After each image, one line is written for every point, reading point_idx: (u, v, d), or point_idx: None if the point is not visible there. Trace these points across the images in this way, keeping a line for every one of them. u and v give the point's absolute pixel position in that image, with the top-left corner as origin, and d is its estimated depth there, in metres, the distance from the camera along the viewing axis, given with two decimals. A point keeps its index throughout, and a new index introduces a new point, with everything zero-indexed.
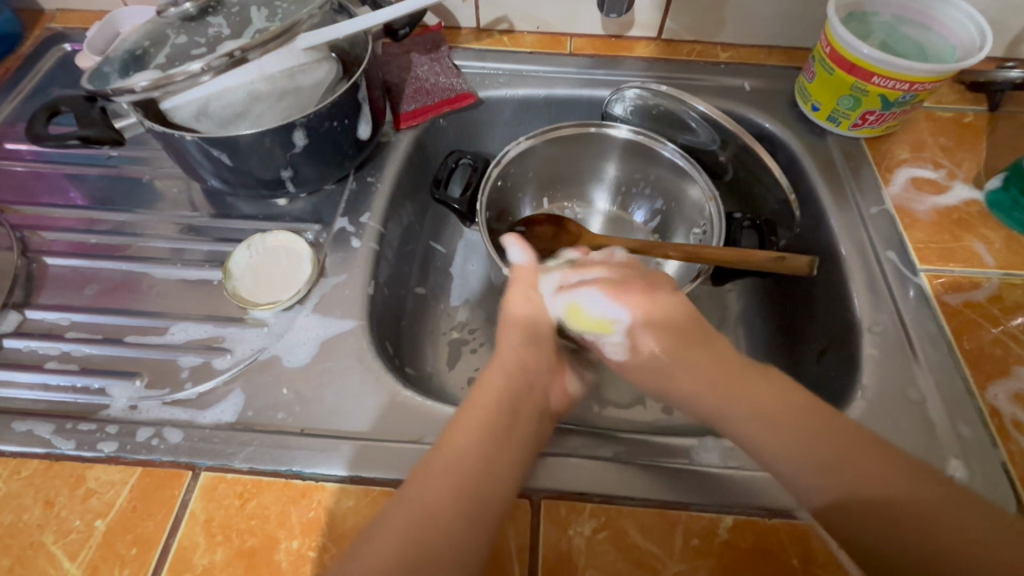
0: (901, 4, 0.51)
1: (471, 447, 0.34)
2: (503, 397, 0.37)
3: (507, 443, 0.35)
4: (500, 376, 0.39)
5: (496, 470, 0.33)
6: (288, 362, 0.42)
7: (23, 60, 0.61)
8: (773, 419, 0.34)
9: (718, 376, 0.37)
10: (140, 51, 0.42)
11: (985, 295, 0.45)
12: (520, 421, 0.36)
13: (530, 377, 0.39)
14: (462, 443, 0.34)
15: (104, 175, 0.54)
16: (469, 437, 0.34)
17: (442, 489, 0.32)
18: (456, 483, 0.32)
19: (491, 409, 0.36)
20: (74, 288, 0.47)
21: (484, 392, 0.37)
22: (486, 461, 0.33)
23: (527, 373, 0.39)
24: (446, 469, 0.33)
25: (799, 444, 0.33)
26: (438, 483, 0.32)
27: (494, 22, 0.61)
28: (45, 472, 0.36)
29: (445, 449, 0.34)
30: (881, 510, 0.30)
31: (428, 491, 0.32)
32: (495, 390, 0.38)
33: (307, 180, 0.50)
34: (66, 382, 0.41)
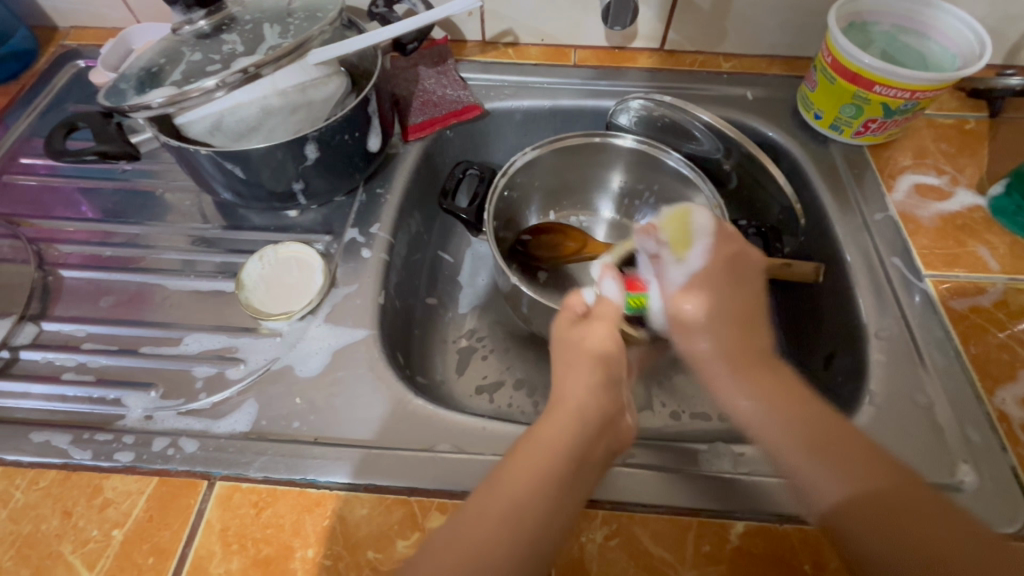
0: (901, 13, 0.52)
1: (528, 500, 0.32)
2: (570, 448, 0.34)
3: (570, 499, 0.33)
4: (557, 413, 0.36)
5: (555, 524, 0.32)
6: (301, 371, 0.43)
7: (38, 76, 0.62)
8: (787, 423, 0.35)
9: (746, 366, 0.38)
10: (156, 68, 0.43)
11: (991, 300, 0.45)
12: (586, 474, 0.34)
13: (604, 421, 0.36)
14: (521, 492, 0.32)
15: (118, 188, 0.55)
16: (524, 489, 0.32)
17: (488, 547, 0.30)
18: (506, 542, 0.31)
19: (560, 457, 0.34)
20: (90, 300, 0.48)
21: (549, 437, 0.35)
22: (542, 524, 0.31)
23: (601, 416, 0.36)
24: (502, 512, 0.31)
25: (808, 445, 0.34)
26: (489, 532, 0.31)
27: (499, 35, 0.62)
28: (63, 482, 0.37)
29: (493, 499, 0.32)
30: (892, 520, 0.30)
31: (472, 543, 0.31)
32: (556, 441, 0.34)
33: (318, 193, 0.51)
34: (83, 394, 0.42)
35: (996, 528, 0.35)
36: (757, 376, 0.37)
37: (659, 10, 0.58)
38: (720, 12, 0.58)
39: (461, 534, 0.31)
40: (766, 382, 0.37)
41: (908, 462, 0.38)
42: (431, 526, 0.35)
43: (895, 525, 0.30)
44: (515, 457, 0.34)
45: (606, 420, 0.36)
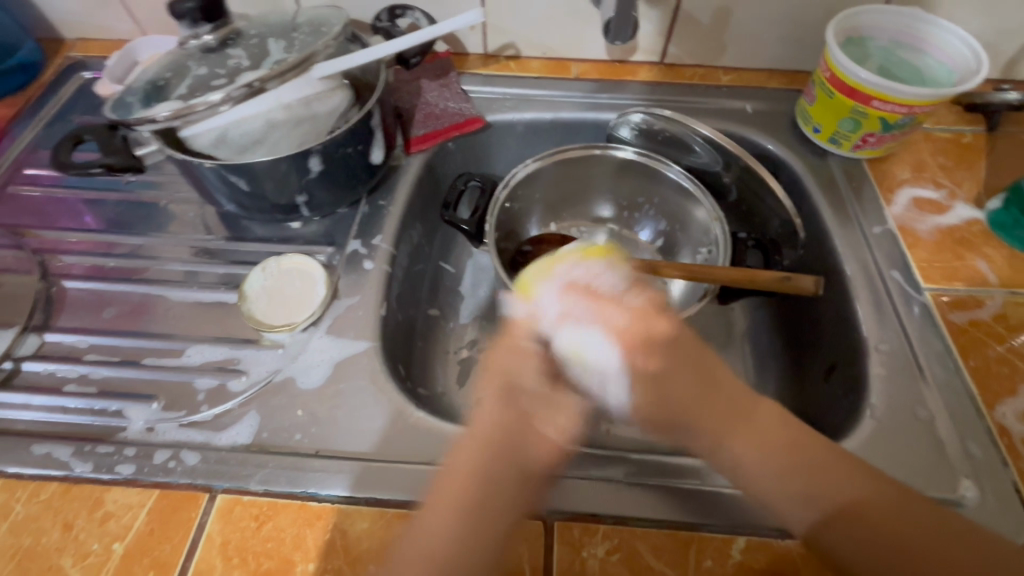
0: (898, 29, 0.53)
1: (444, 530, 0.33)
2: (478, 471, 0.34)
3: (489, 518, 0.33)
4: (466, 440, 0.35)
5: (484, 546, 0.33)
6: (302, 384, 0.43)
7: (44, 87, 0.63)
8: (777, 471, 0.35)
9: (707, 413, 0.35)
10: (162, 83, 0.44)
11: (990, 313, 0.45)
12: (504, 491, 0.34)
13: (512, 441, 0.34)
14: (439, 526, 0.33)
15: (122, 199, 0.56)
16: (443, 521, 0.33)
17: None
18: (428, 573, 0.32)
19: (464, 481, 0.34)
20: (93, 311, 0.48)
21: (460, 465, 0.34)
22: (467, 549, 0.33)
23: (506, 434, 0.35)
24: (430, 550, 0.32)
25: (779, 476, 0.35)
26: (415, 566, 0.32)
27: (501, 48, 0.63)
28: (64, 495, 0.37)
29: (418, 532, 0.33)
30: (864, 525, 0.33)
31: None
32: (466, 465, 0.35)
33: (321, 205, 0.51)
34: (85, 405, 0.42)
35: None
36: (737, 422, 0.36)
37: (659, 24, 0.59)
38: (720, 26, 0.59)
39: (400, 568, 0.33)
40: (746, 428, 0.35)
41: (909, 477, 0.38)
42: None
43: (874, 531, 0.33)
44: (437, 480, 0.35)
45: (514, 441, 0.35)
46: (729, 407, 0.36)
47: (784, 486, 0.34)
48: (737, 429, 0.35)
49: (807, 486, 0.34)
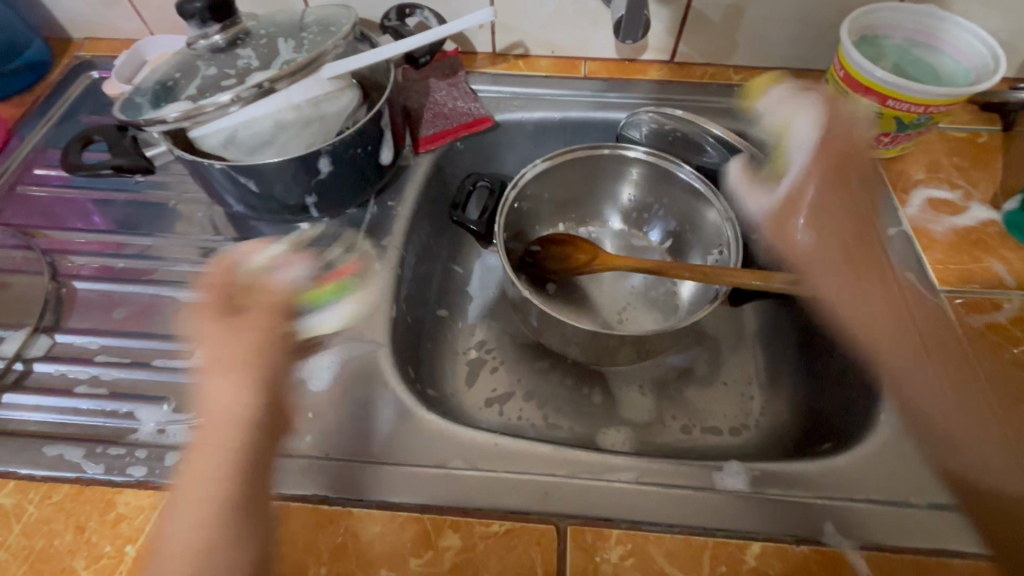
0: (914, 27, 0.52)
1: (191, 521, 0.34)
2: (224, 460, 0.36)
3: (203, 506, 0.34)
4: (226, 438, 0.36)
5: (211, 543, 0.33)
6: (313, 386, 0.43)
7: (52, 87, 0.63)
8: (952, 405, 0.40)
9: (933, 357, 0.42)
10: (171, 83, 0.44)
11: (1007, 316, 0.45)
12: (208, 476, 0.35)
13: (220, 428, 0.37)
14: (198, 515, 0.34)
15: (130, 200, 0.56)
16: (198, 504, 0.34)
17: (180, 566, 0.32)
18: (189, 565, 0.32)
19: (220, 473, 0.35)
20: (103, 312, 0.48)
21: (200, 459, 0.36)
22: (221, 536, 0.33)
23: (227, 422, 0.37)
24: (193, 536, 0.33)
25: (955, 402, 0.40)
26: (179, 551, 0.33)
27: (510, 47, 0.62)
28: (76, 497, 0.37)
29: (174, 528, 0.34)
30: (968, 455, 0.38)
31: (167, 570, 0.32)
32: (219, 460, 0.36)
33: (330, 205, 0.51)
34: (96, 407, 0.42)
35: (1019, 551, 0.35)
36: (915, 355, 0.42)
37: (670, 22, 0.58)
38: (731, 24, 0.58)
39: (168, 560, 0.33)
40: (917, 358, 0.42)
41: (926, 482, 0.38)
42: (444, 545, 0.35)
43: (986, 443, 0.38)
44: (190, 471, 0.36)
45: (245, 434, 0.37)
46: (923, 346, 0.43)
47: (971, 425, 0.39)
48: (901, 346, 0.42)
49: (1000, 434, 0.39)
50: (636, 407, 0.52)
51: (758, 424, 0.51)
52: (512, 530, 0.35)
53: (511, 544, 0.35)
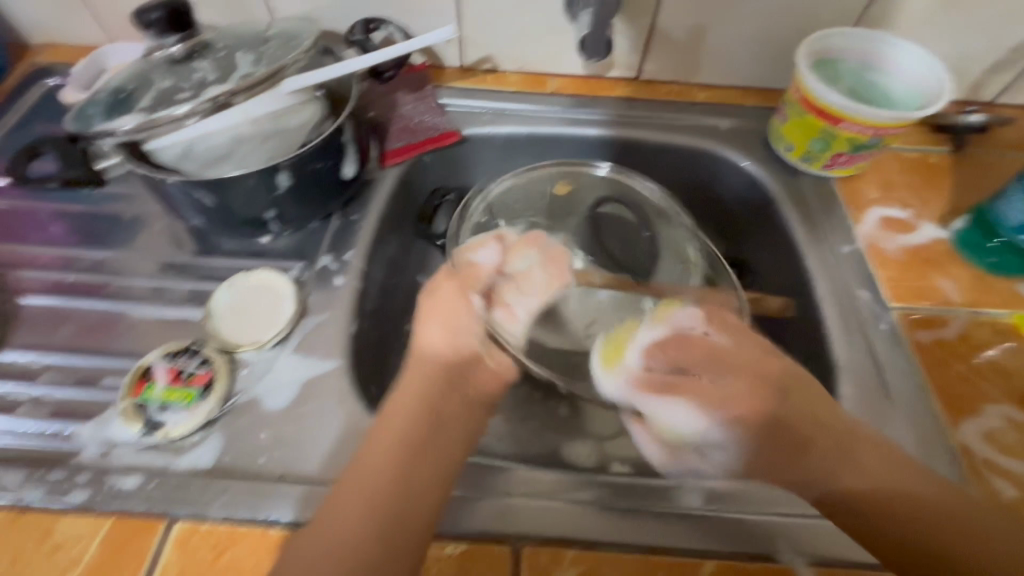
0: (866, 52, 0.54)
1: (383, 474, 0.36)
2: (422, 413, 0.39)
3: (424, 457, 0.37)
4: (405, 397, 0.40)
5: (417, 496, 0.35)
6: (268, 405, 0.42)
7: (5, 94, 0.61)
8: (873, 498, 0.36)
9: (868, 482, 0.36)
10: (126, 95, 0.43)
11: (954, 333, 0.46)
12: (439, 439, 0.38)
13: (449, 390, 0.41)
14: (371, 470, 0.36)
15: (84, 211, 0.54)
16: (377, 464, 0.36)
17: (351, 522, 0.34)
18: (373, 513, 0.34)
19: (415, 428, 0.38)
20: (50, 328, 0.46)
21: (394, 420, 0.38)
22: (392, 498, 0.35)
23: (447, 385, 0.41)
24: (369, 493, 0.35)
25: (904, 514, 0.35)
26: (347, 511, 0.34)
27: (478, 61, 0.62)
28: (12, 525, 0.35)
29: (338, 496, 0.35)
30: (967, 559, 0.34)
31: (339, 524, 0.34)
32: (405, 421, 0.38)
33: (292, 219, 0.50)
34: (38, 428, 0.40)
35: None
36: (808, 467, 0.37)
37: (636, 41, 0.59)
38: (695, 44, 0.59)
39: (325, 520, 0.34)
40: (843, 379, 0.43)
41: None
42: None
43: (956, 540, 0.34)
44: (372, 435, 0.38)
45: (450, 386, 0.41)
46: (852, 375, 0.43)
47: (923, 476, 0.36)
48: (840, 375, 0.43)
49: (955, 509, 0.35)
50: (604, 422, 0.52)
51: None
52: (466, 554, 0.35)
53: (467, 566, 0.35)
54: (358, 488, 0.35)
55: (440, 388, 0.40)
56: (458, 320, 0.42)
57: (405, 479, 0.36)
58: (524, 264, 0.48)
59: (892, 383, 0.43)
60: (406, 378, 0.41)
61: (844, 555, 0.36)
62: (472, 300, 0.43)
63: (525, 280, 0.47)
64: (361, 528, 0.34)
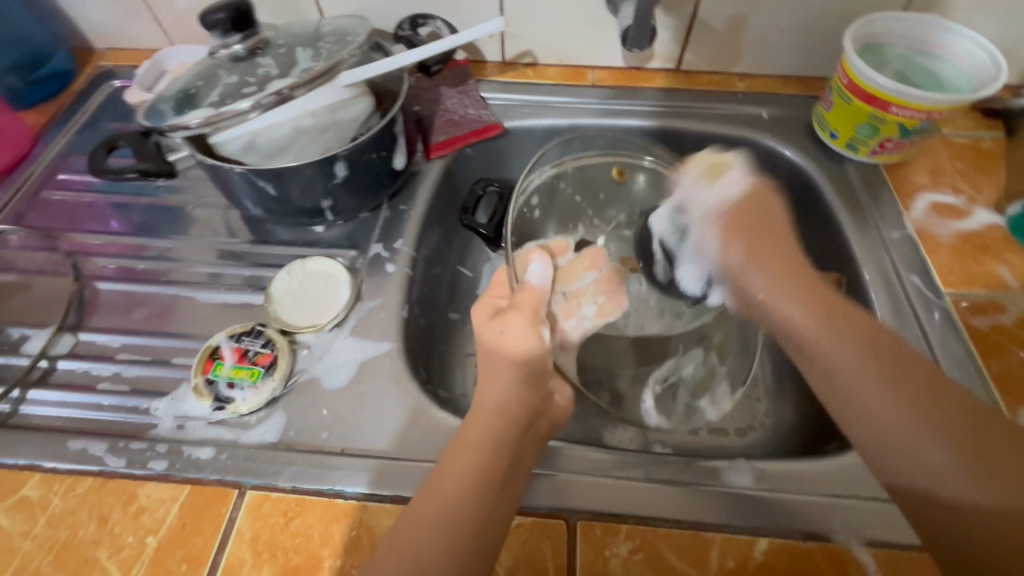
0: (914, 36, 0.53)
1: (460, 499, 0.34)
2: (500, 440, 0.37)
3: (506, 488, 0.35)
4: (477, 424, 0.38)
5: (494, 523, 0.34)
6: (327, 384, 0.44)
7: (75, 96, 0.65)
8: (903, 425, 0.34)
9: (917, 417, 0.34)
10: (194, 91, 0.46)
11: (1012, 319, 0.45)
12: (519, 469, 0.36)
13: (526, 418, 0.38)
14: (446, 493, 0.34)
15: (149, 204, 0.57)
16: (453, 487, 0.35)
17: (430, 548, 0.33)
18: (451, 542, 0.33)
19: (494, 454, 0.36)
20: (124, 312, 0.49)
21: (468, 441, 0.37)
22: (469, 524, 0.33)
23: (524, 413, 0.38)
24: (445, 517, 0.34)
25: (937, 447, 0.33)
26: (423, 533, 0.33)
27: (518, 55, 0.64)
28: (99, 490, 0.38)
29: (414, 518, 0.34)
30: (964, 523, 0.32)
31: (411, 545, 0.33)
32: (481, 441, 0.37)
33: (344, 209, 0.52)
34: (117, 403, 0.43)
35: None
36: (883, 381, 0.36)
37: (676, 31, 0.59)
38: (736, 33, 0.59)
39: (400, 538, 0.33)
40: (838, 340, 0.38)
41: None
42: None
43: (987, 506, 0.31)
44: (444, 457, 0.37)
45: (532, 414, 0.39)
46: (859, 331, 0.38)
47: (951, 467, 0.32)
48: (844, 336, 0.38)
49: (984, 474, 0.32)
50: (669, 410, 0.50)
51: (764, 426, 0.52)
52: (523, 525, 0.36)
53: (523, 538, 0.36)
54: (431, 503, 0.34)
55: (516, 414, 0.38)
56: (519, 350, 0.39)
57: (482, 505, 0.34)
58: (580, 283, 0.51)
59: (946, 366, 0.43)
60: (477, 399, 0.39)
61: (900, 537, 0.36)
62: (539, 330, 0.40)
63: (580, 298, 0.51)
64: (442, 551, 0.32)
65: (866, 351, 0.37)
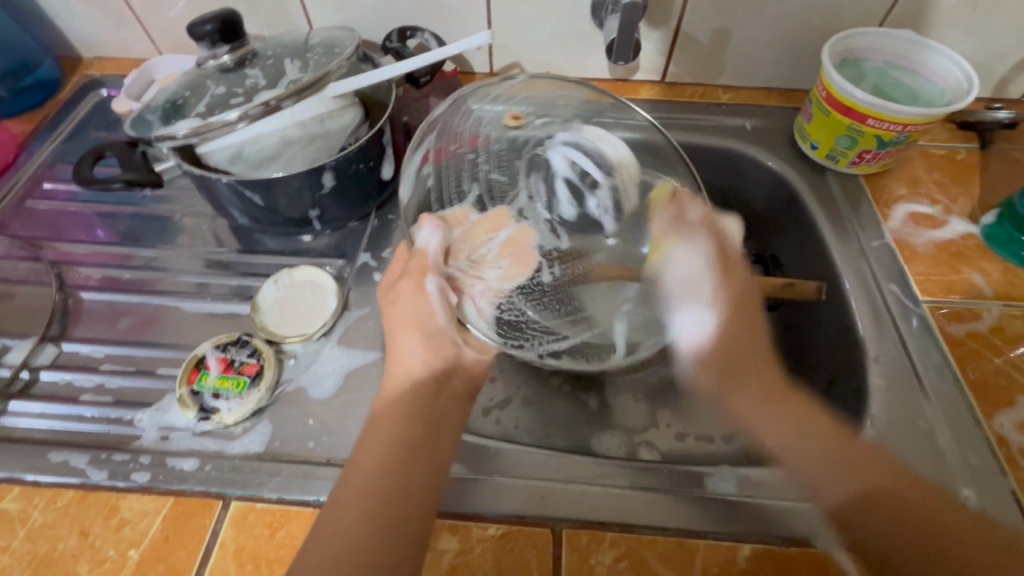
0: (890, 51, 0.54)
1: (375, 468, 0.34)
2: (411, 403, 0.37)
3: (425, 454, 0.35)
4: (387, 401, 0.38)
5: (413, 498, 0.33)
6: (313, 394, 0.44)
7: (62, 105, 0.65)
8: (793, 441, 0.40)
9: (780, 403, 0.42)
10: (181, 101, 0.46)
11: (987, 326, 0.46)
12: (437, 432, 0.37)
13: (439, 384, 0.39)
14: (364, 465, 0.34)
15: (136, 213, 0.57)
16: (371, 458, 0.34)
17: (350, 524, 0.31)
18: (373, 515, 0.32)
19: (406, 421, 0.36)
20: (108, 322, 0.49)
21: (384, 407, 0.37)
22: (391, 495, 0.33)
23: (436, 377, 0.39)
24: (359, 492, 0.33)
25: (796, 432, 0.40)
26: (347, 510, 0.32)
27: (506, 67, 0.65)
28: (80, 502, 0.38)
29: (334, 501, 0.33)
30: (899, 512, 0.35)
31: (335, 525, 0.32)
32: (394, 406, 0.37)
33: (332, 218, 0.52)
34: (100, 414, 0.43)
35: None
36: (774, 400, 0.42)
37: (660, 44, 0.60)
38: (720, 46, 0.60)
39: (322, 527, 0.32)
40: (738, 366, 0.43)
41: None
42: (442, 547, 0.36)
43: (872, 506, 0.36)
44: (361, 434, 0.36)
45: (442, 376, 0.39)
46: (743, 314, 0.44)
47: (838, 482, 0.37)
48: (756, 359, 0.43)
49: (890, 510, 0.35)
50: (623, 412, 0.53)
51: None
52: (508, 534, 0.36)
53: (508, 547, 0.36)
54: (349, 485, 0.33)
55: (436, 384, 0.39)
56: (411, 314, 0.39)
57: (400, 474, 0.34)
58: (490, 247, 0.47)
59: (924, 373, 0.44)
60: (383, 387, 0.39)
61: None
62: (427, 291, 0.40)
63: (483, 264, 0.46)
64: (363, 524, 0.31)
65: (766, 396, 0.42)
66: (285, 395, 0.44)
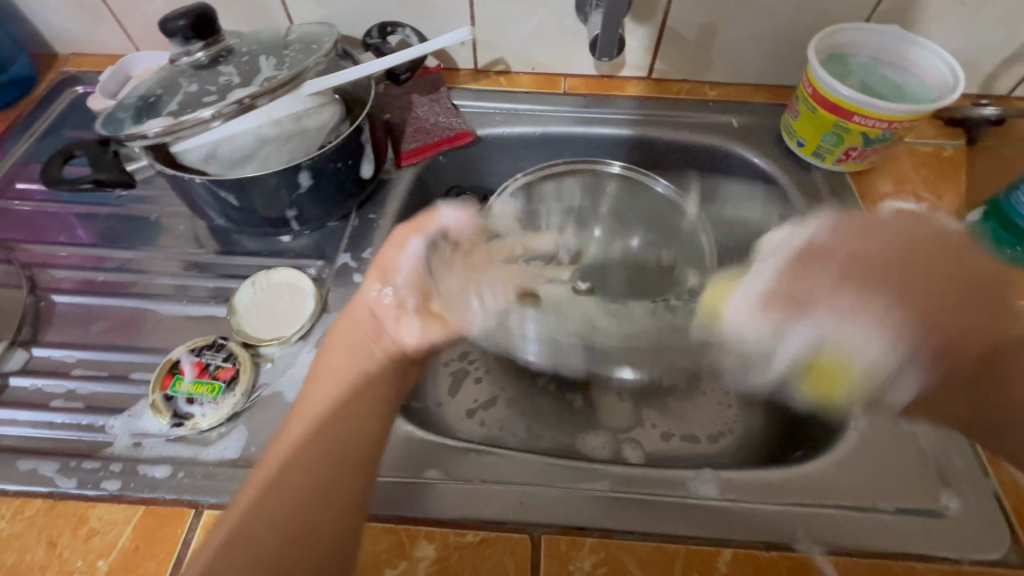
0: (878, 46, 0.54)
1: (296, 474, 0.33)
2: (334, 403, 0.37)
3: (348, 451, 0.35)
4: (312, 400, 0.38)
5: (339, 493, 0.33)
6: (289, 399, 0.43)
7: (36, 103, 0.63)
8: (955, 353, 0.38)
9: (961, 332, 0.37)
10: (153, 99, 0.45)
11: None
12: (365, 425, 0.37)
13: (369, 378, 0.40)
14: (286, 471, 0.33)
15: (111, 213, 0.56)
16: (291, 465, 0.34)
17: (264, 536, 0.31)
18: (290, 520, 0.31)
19: (321, 421, 0.36)
20: (81, 325, 0.48)
21: (305, 409, 0.37)
22: (310, 497, 0.33)
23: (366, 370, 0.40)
24: (278, 502, 0.32)
25: (957, 351, 0.37)
26: (260, 521, 0.31)
27: (491, 63, 0.63)
28: (49, 511, 0.37)
29: (246, 513, 0.32)
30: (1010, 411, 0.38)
31: (246, 539, 0.31)
32: (317, 410, 0.37)
33: (311, 218, 0.51)
34: (71, 420, 0.42)
35: (981, 553, 0.36)
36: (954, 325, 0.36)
37: (647, 40, 0.60)
38: (706, 42, 0.60)
39: (235, 541, 0.31)
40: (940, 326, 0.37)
41: (893, 490, 0.39)
42: (419, 555, 0.35)
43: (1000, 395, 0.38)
44: (273, 442, 0.36)
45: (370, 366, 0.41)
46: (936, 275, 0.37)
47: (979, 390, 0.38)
48: (933, 359, 0.38)
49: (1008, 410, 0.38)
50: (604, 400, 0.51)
51: (738, 433, 0.51)
52: (486, 541, 0.36)
53: (485, 554, 0.35)
54: (263, 496, 0.32)
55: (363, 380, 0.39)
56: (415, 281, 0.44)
57: (321, 474, 0.34)
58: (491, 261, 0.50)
59: None
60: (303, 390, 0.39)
61: (864, 544, 0.36)
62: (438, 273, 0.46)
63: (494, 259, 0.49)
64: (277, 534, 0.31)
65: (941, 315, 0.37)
66: (262, 399, 0.43)
